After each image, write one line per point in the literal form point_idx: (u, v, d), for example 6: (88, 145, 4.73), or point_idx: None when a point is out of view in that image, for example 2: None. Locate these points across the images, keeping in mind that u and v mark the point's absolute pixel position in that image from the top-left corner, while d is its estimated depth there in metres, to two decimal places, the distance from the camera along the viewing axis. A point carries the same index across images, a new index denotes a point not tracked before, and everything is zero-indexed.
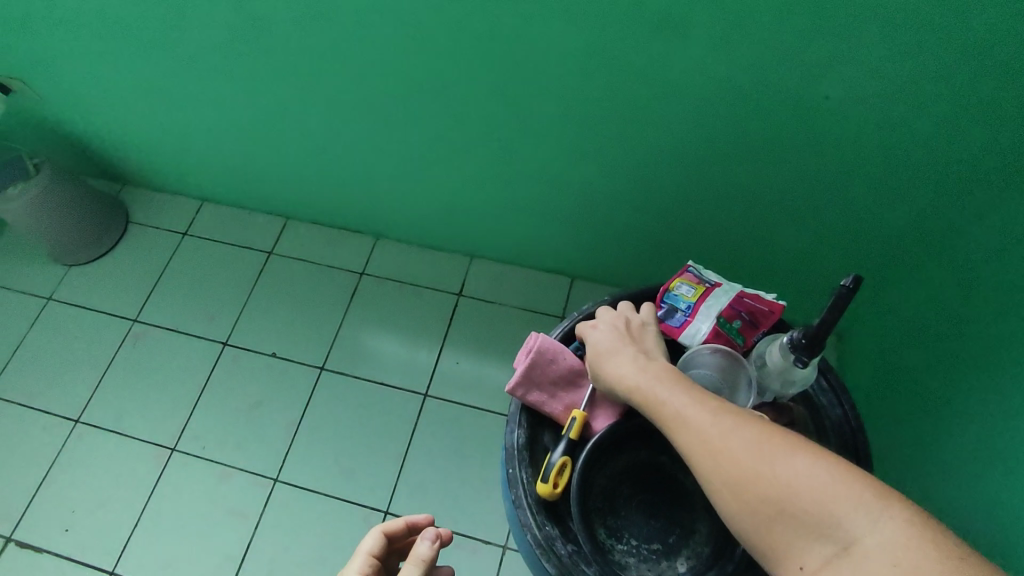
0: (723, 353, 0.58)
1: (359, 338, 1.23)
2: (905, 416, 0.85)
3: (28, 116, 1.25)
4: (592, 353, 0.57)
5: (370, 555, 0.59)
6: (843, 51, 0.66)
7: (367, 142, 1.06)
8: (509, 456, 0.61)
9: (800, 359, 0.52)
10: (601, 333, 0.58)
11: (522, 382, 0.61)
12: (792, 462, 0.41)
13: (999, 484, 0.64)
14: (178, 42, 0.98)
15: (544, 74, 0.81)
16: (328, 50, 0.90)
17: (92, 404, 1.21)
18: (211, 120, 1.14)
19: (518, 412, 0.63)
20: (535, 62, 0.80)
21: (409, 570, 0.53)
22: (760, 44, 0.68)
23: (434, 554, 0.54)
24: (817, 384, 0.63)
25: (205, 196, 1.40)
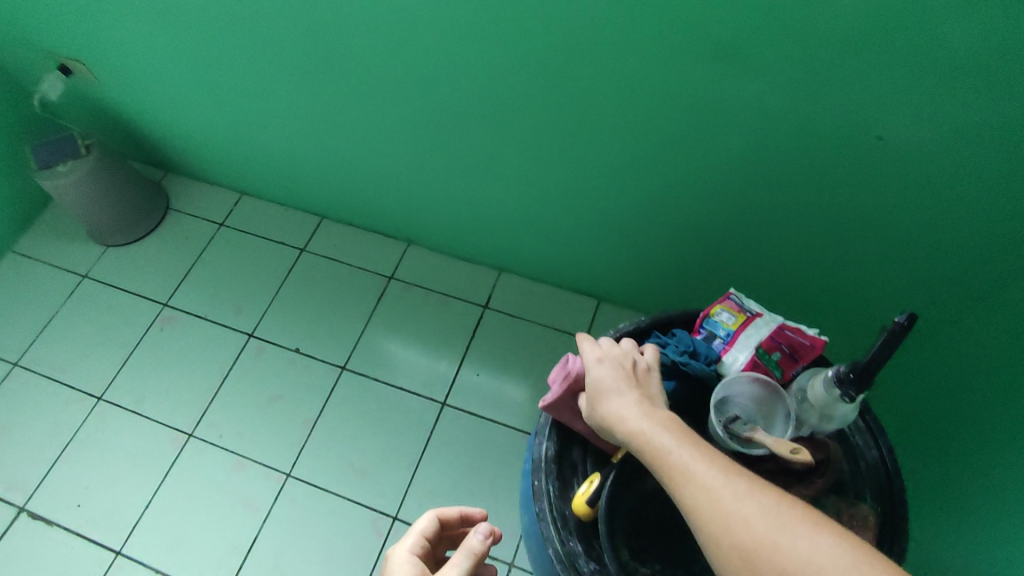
0: (763, 383, 0.58)
1: (381, 342, 1.24)
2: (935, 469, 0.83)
3: (84, 98, 1.29)
4: (592, 396, 0.53)
5: (422, 536, 0.60)
6: (896, 95, 0.65)
7: (408, 149, 1.08)
8: (537, 467, 0.61)
9: (848, 391, 0.53)
10: (604, 368, 0.53)
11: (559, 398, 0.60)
12: (811, 536, 0.37)
13: None
14: (234, 37, 1.01)
15: (591, 95, 0.82)
16: (381, 59, 0.92)
17: (115, 383, 1.23)
18: (260, 117, 1.17)
19: (549, 424, 0.63)
20: (582, 82, 0.81)
21: (457, 559, 0.53)
22: (812, 80, 0.68)
23: (484, 550, 0.54)
24: (854, 424, 0.62)
25: (244, 189, 1.43)
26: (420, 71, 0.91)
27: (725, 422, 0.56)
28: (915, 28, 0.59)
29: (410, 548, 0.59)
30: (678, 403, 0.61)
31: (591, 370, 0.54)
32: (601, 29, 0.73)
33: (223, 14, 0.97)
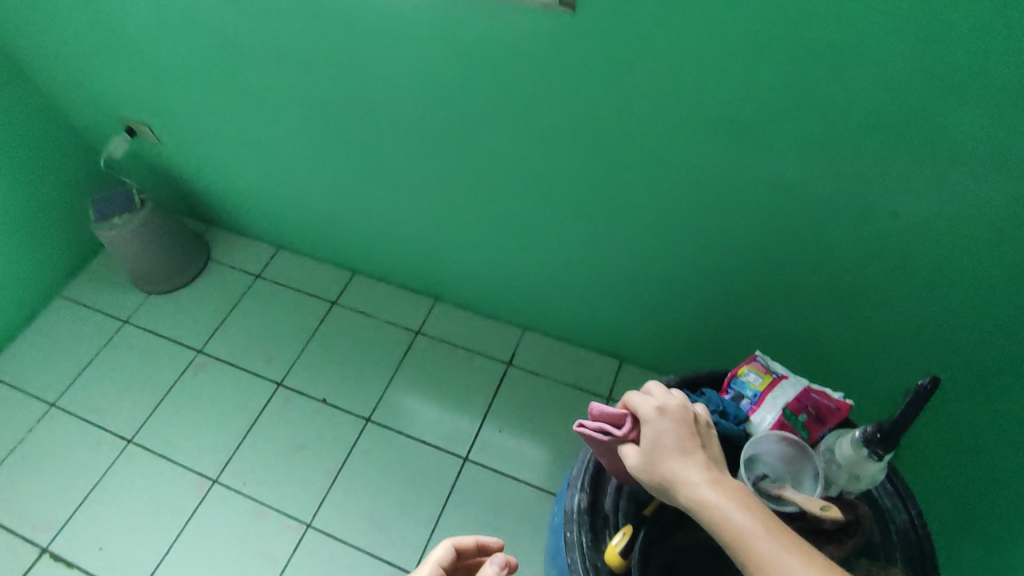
0: (791, 442, 0.59)
1: (406, 396, 1.27)
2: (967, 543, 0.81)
3: (144, 156, 1.39)
4: (650, 451, 0.52)
5: (438, 565, 0.61)
6: (911, 178, 0.70)
7: (443, 211, 1.14)
8: (570, 518, 0.62)
9: (875, 450, 0.54)
10: (667, 425, 0.53)
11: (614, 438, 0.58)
12: None
13: None
14: (289, 108, 1.10)
15: (620, 167, 0.88)
16: (424, 131, 0.99)
17: (146, 426, 1.26)
18: (306, 178, 1.25)
19: (582, 476, 0.65)
20: (612, 156, 0.87)
21: None
22: (830, 160, 0.73)
23: None
24: (882, 487, 0.62)
25: (282, 243, 1.51)
26: (459, 142, 0.98)
27: (754, 480, 0.57)
28: (926, 119, 0.64)
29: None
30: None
31: (652, 424, 0.54)
32: (632, 110, 0.79)
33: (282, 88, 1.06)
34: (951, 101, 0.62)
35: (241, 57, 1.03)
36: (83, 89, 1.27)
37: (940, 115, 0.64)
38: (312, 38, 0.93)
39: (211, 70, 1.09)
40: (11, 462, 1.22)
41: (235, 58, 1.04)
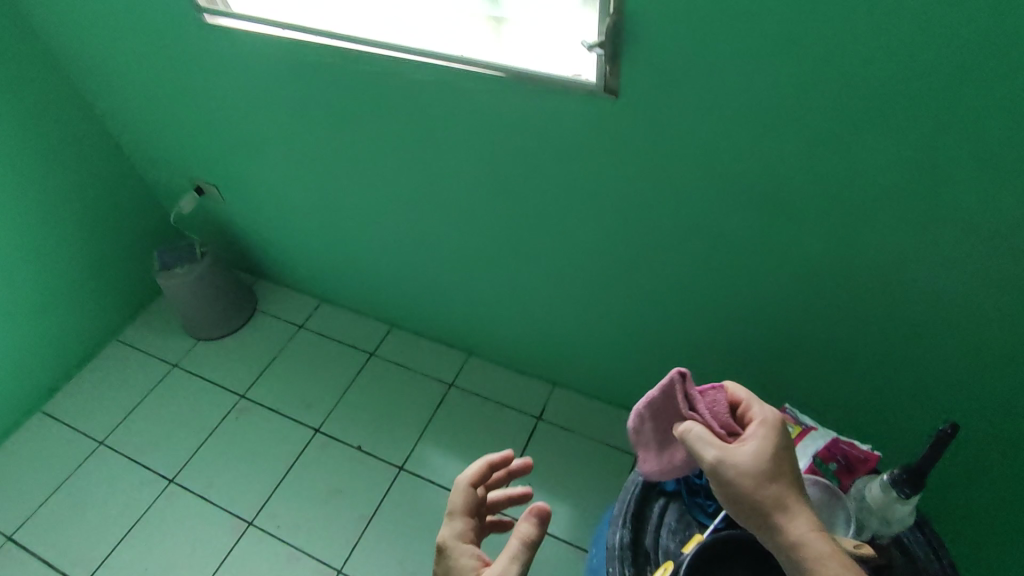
0: (822, 486, 0.62)
1: (438, 447, 1.30)
2: None
3: (206, 213, 1.51)
4: (769, 452, 0.51)
5: (457, 512, 0.59)
6: (933, 261, 0.73)
7: (482, 271, 1.22)
8: (612, 553, 0.64)
9: (904, 488, 0.58)
10: (790, 441, 0.53)
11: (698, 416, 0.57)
12: None
13: None
14: (342, 177, 1.19)
15: (650, 242, 0.93)
16: (467, 200, 1.07)
17: (187, 467, 1.30)
18: (353, 237, 1.34)
19: (623, 513, 0.67)
20: (643, 232, 0.92)
21: (511, 548, 0.53)
22: (857, 243, 0.76)
23: (536, 532, 0.54)
24: (913, 536, 0.64)
25: (325, 297, 1.59)
26: (499, 211, 1.05)
27: None
28: (950, 211, 0.68)
29: (457, 524, 0.58)
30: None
31: (774, 430, 0.53)
32: (663, 194, 0.84)
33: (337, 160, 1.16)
34: (974, 197, 0.65)
35: (303, 131, 1.13)
36: (159, 152, 1.40)
37: (962, 208, 0.67)
38: (368, 119, 1.02)
39: (273, 142, 1.20)
40: (58, 498, 1.27)
41: (298, 132, 1.14)
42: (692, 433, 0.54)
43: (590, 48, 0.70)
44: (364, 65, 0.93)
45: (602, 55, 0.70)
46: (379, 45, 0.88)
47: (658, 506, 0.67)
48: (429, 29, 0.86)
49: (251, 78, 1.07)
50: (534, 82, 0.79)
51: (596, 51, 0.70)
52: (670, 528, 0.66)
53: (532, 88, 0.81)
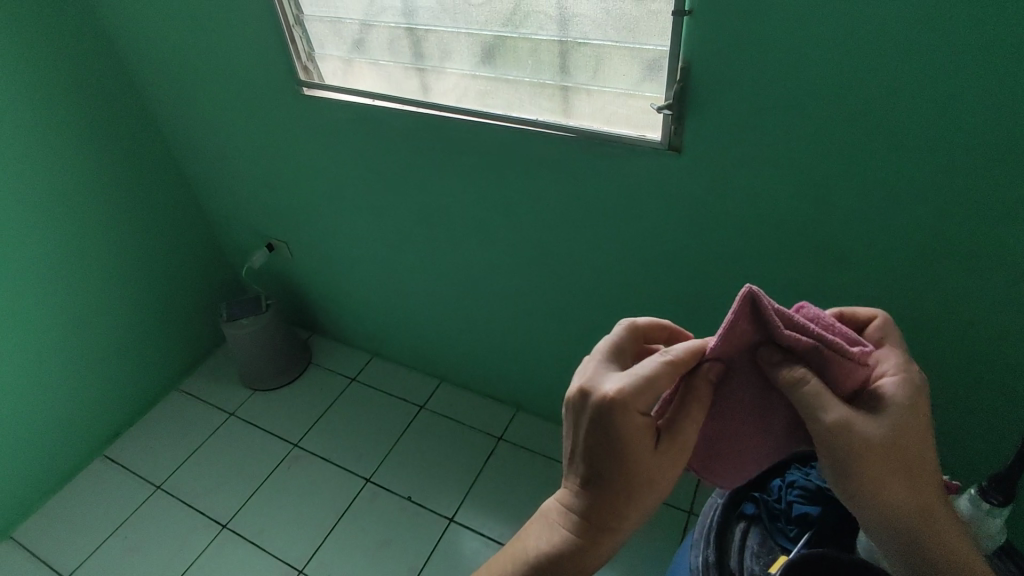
0: None
1: (487, 499, 1.30)
2: None
3: (273, 268, 1.61)
4: (902, 418, 0.53)
5: (648, 378, 0.52)
6: (993, 306, 0.75)
7: (533, 325, 1.26)
8: (698, 571, 0.65)
9: (994, 499, 0.60)
10: (916, 393, 0.54)
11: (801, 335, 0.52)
12: None
13: None
14: (406, 236, 1.27)
15: (708, 293, 0.97)
16: (524, 256, 1.13)
17: (240, 513, 1.32)
18: (409, 294, 1.41)
19: (704, 536, 0.68)
20: (700, 283, 0.96)
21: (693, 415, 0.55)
22: (914, 289, 0.79)
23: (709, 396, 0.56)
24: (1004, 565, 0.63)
25: (376, 351, 1.65)
26: (557, 266, 1.10)
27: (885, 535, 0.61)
28: (1008, 259, 0.71)
29: (642, 397, 0.52)
30: (827, 529, 0.65)
31: (907, 391, 0.54)
32: (721, 246, 0.89)
33: (400, 219, 1.25)
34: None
35: (373, 192, 1.22)
36: (238, 212, 1.52)
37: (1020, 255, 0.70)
38: (438, 180, 1.11)
39: (343, 202, 1.30)
40: (114, 540, 1.29)
41: (367, 193, 1.24)
42: (810, 388, 0.52)
43: (658, 110, 0.78)
44: (441, 130, 1.02)
45: (670, 116, 0.78)
46: (459, 111, 0.98)
47: (740, 529, 0.68)
48: (504, 99, 0.96)
49: (334, 144, 1.19)
50: (602, 141, 0.87)
51: (664, 112, 0.78)
52: (754, 550, 0.66)
53: (599, 148, 0.89)
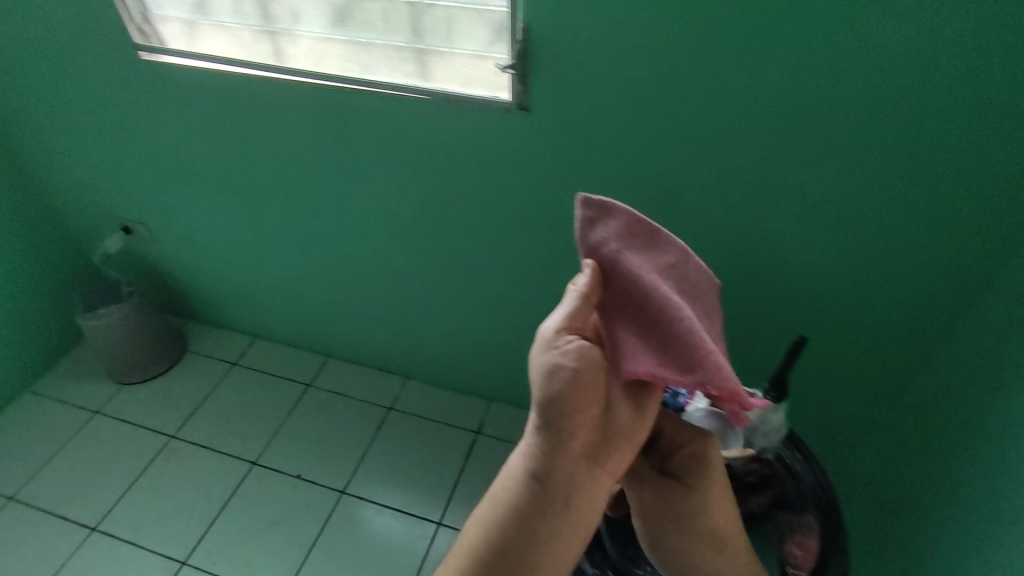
0: None
1: (379, 469, 1.32)
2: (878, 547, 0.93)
3: (134, 252, 1.49)
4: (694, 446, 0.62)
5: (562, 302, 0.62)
6: (801, 248, 0.85)
7: (411, 296, 1.26)
8: None
9: None
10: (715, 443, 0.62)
11: (646, 217, 0.59)
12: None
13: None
14: (273, 212, 1.22)
15: (568, 254, 1.02)
16: (393, 227, 1.13)
17: (111, 514, 1.24)
18: (282, 271, 1.36)
19: None
20: (562, 243, 1.01)
21: (565, 303, 0.55)
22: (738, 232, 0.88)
23: (584, 284, 0.55)
24: (790, 454, 0.65)
25: (257, 333, 1.59)
26: (426, 233, 1.11)
27: None
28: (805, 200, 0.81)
29: None
30: None
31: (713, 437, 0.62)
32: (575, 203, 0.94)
33: (263, 195, 1.20)
34: (820, 187, 0.78)
35: (233, 165, 1.16)
36: (85, 192, 1.39)
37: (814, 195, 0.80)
38: (299, 150, 1.07)
39: (201, 177, 1.22)
40: None
41: (225, 167, 1.17)
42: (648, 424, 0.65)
43: (504, 69, 0.82)
44: (296, 96, 0.99)
45: (514, 75, 0.82)
46: (313, 75, 0.96)
47: None
48: (358, 63, 0.95)
49: (183, 115, 1.11)
50: (457, 103, 0.89)
51: (508, 71, 0.82)
52: None
53: (455, 110, 0.90)
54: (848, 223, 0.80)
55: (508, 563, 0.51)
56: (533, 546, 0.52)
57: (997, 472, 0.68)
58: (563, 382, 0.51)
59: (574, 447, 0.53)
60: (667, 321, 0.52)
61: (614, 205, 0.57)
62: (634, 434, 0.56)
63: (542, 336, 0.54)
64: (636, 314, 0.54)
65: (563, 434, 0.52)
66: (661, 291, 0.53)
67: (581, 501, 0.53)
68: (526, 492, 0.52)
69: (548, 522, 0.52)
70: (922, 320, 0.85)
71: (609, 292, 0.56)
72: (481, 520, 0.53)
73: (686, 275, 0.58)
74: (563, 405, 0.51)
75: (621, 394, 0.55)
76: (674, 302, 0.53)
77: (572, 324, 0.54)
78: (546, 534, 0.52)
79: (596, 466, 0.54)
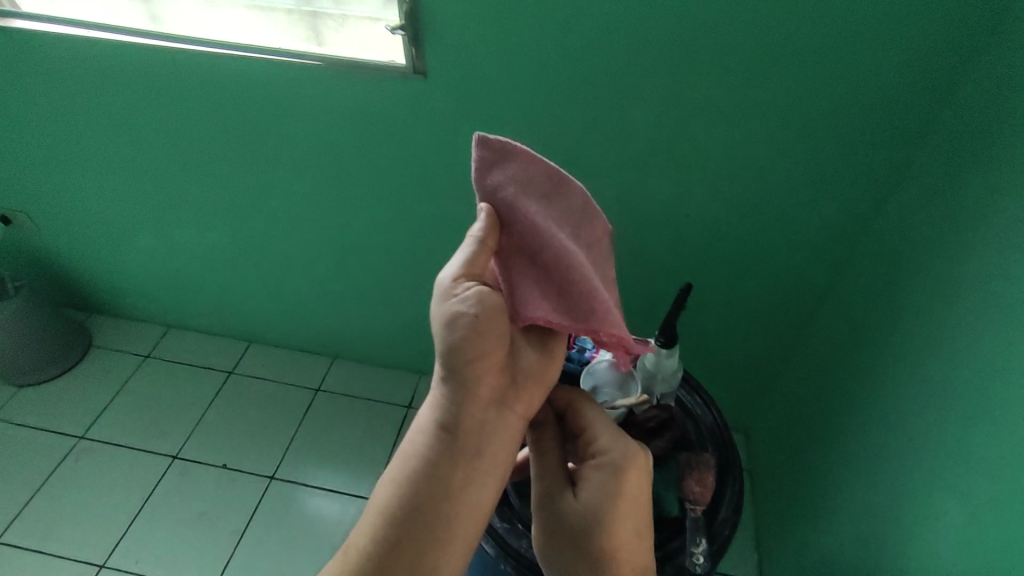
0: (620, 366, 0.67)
1: (309, 451, 1.30)
2: (784, 479, 1.00)
3: (19, 244, 1.37)
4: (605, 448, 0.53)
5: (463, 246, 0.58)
6: (703, 200, 0.88)
7: (327, 274, 1.22)
8: None
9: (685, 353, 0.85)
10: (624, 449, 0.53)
11: (547, 159, 0.54)
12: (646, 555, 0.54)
13: (839, 503, 0.80)
14: (170, 193, 1.14)
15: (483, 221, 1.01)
16: (301, 203, 1.08)
17: (17, 524, 1.17)
18: (187, 256, 1.28)
19: None
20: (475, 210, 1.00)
21: (463, 252, 0.51)
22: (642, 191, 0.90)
23: (481, 231, 0.51)
24: (690, 399, 0.69)
25: (171, 323, 1.50)
26: (335, 207, 1.07)
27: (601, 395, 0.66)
28: (700, 156, 0.83)
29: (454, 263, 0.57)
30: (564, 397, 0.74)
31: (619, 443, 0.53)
32: None
33: (155, 176, 1.12)
34: (715, 141, 0.81)
35: (118, 144, 1.07)
36: None
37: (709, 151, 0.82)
38: (188, 124, 1.00)
39: (84, 159, 1.13)
40: None
41: (108, 147, 1.09)
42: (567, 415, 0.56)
43: (393, 32, 0.79)
44: (177, 66, 0.92)
45: (405, 37, 0.79)
46: (192, 41, 0.89)
47: None
48: (244, 29, 0.89)
49: (53, 91, 1.02)
50: (350, 69, 0.85)
51: (398, 33, 0.79)
52: None
53: (351, 77, 0.86)
54: (742, 174, 0.83)
55: (421, 521, 0.49)
56: (446, 500, 0.49)
57: (877, 400, 0.73)
58: (465, 331, 0.48)
59: (482, 395, 0.50)
60: (561, 271, 0.50)
61: (511, 147, 0.52)
62: (542, 375, 0.55)
63: (439, 286, 0.50)
64: (532, 262, 0.52)
65: (470, 381, 0.49)
66: (558, 241, 0.51)
67: (492, 447, 0.51)
68: (435, 447, 0.50)
69: (461, 472, 0.50)
70: (816, 264, 0.90)
71: (507, 238, 0.52)
72: (391, 481, 0.50)
73: (588, 220, 0.56)
74: (468, 353, 0.48)
75: (522, 340, 0.54)
76: (570, 252, 0.51)
77: (471, 272, 0.51)
78: (460, 485, 0.50)
79: (507, 409, 0.52)
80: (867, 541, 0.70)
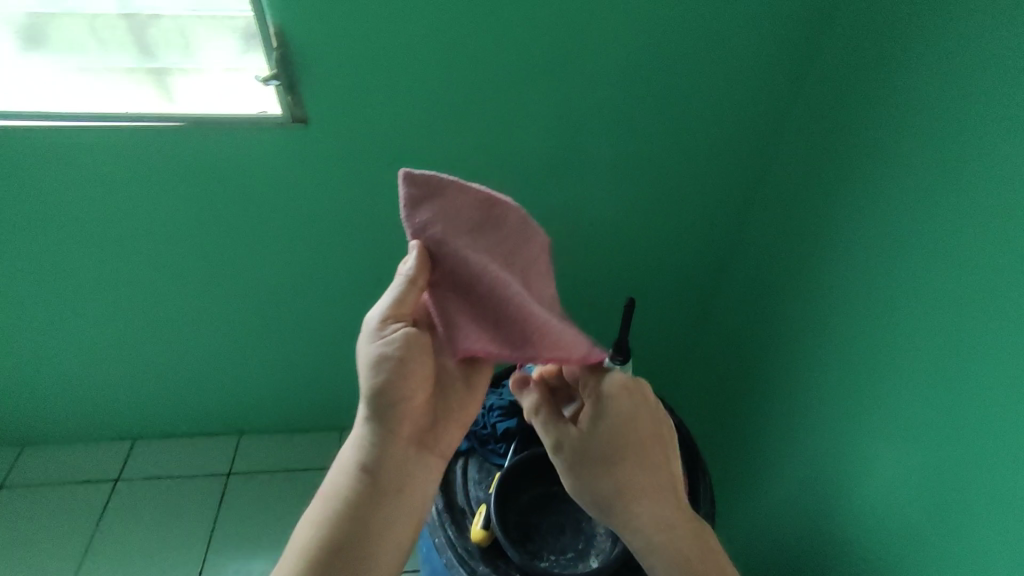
0: None
1: (233, 543, 1.16)
2: (719, 447, 1.07)
3: None
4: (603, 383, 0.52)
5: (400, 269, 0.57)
6: (603, 204, 0.91)
7: (218, 347, 1.10)
8: (435, 521, 0.65)
9: None
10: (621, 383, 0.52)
11: (479, 189, 0.52)
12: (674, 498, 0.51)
13: (776, 459, 0.86)
14: (5, 293, 0.96)
15: (388, 261, 0.96)
16: (177, 278, 0.97)
17: None
18: (37, 361, 1.09)
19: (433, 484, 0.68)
20: (378, 253, 0.95)
21: (392, 292, 0.50)
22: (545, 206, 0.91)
23: (409, 269, 0.49)
24: None
25: (26, 441, 1.27)
26: (218, 276, 0.97)
27: None
28: (594, 164, 0.86)
29: None
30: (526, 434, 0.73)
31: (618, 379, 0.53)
32: (381, 210, 0.89)
33: None
34: (604, 148, 0.85)
35: None
36: None
37: (603, 158, 0.86)
38: (16, 212, 0.85)
39: None
40: None
41: None
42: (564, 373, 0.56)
43: (265, 83, 0.73)
44: None
45: (279, 86, 0.74)
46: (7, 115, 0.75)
47: (460, 467, 0.70)
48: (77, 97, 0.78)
49: None
50: (217, 126, 0.77)
51: (271, 83, 0.73)
52: (476, 480, 0.69)
53: (219, 133, 0.78)
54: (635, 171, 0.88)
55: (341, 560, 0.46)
56: (370, 538, 0.48)
57: (791, 360, 0.81)
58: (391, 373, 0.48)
59: (404, 433, 0.50)
60: (493, 300, 0.49)
61: (438, 180, 0.50)
62: (465, 413, 0.54)
63: (367, 326, 0.50)
64: (465, 294, 0.50)
65: (391, 421, 0.50)
66: (488, 271, 0.49)
67: (415, 485, 0.51)
68: (358, 487, 0.49)
69: (382, 512, 0.48)
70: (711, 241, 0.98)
71: (439, 273, 0.51)
72: (310, 524, 0.48)
73: (524, 243, 0.53)
74: (390, 395, 0.49)
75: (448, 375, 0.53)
76: (501, 282, 0.49)
77: (400, 312, 0.50)
78: (381, 523, 0.48)
79: (430, 451, 0.52)
80: (808, 492, 0.77)
